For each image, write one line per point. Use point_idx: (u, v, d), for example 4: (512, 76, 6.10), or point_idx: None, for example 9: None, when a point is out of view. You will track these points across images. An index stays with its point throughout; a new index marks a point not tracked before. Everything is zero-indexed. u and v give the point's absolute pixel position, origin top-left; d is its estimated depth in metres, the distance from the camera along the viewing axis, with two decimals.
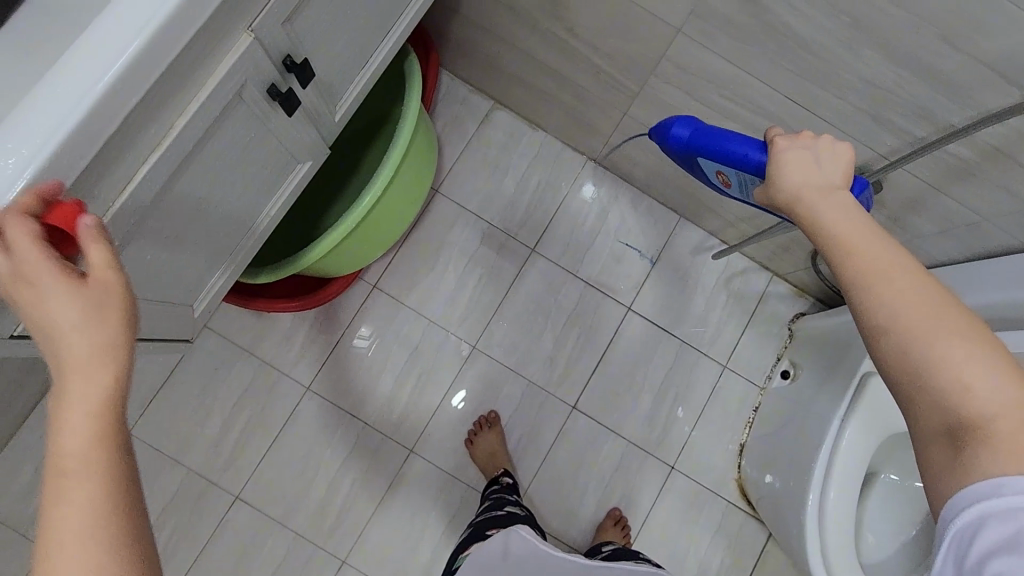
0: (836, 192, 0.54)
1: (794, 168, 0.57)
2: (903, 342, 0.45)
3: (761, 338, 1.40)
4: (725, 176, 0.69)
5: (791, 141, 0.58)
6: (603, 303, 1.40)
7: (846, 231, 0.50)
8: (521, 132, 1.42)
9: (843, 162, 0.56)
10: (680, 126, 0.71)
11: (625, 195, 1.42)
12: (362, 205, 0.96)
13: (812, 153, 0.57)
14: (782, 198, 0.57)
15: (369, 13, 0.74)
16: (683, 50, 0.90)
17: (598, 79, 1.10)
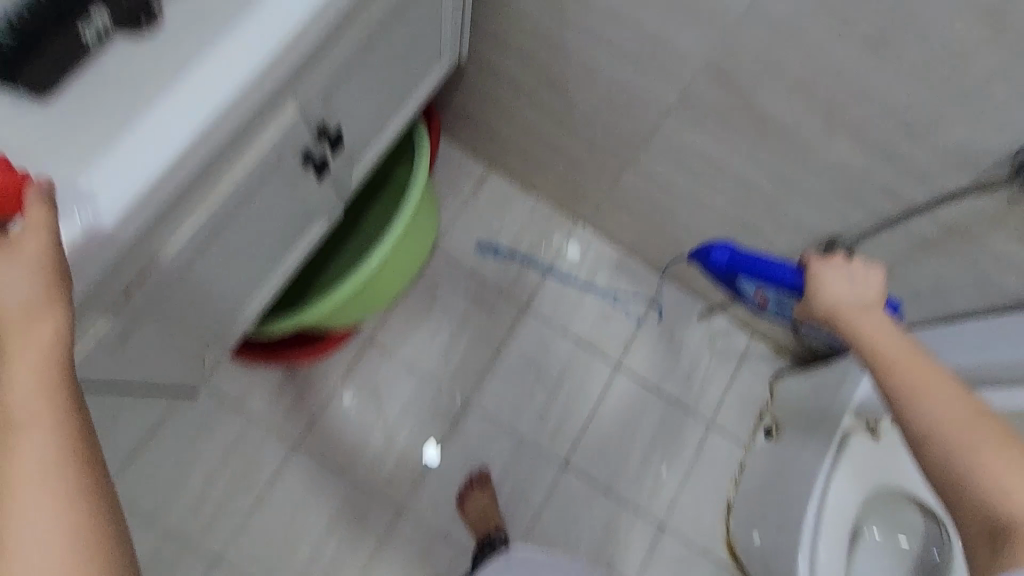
0: (872, 311, 0.65)
1: (832, 286, 0.68)
2: (943, 440, 0.52)
3: (743, 396, 1.45)
4: (766, 292, 0.85)
5: (826, 261, 0.70)
6: (593, 361, 1.43)
7: (884, 342, 0.61)
8: (514, 194, 1.49)
9: (874, 285, 0.69)
10: (719, 251, 0.85)
11: (612, 256, 1.49)
12: (371, 263, 0.99)
13: (846, 275, 0.69)
14: (824, 314, 0.68)
15: (390, 88, 0.80)
16: (673, 129, 0.98)
17: (591, 150, 1.18)
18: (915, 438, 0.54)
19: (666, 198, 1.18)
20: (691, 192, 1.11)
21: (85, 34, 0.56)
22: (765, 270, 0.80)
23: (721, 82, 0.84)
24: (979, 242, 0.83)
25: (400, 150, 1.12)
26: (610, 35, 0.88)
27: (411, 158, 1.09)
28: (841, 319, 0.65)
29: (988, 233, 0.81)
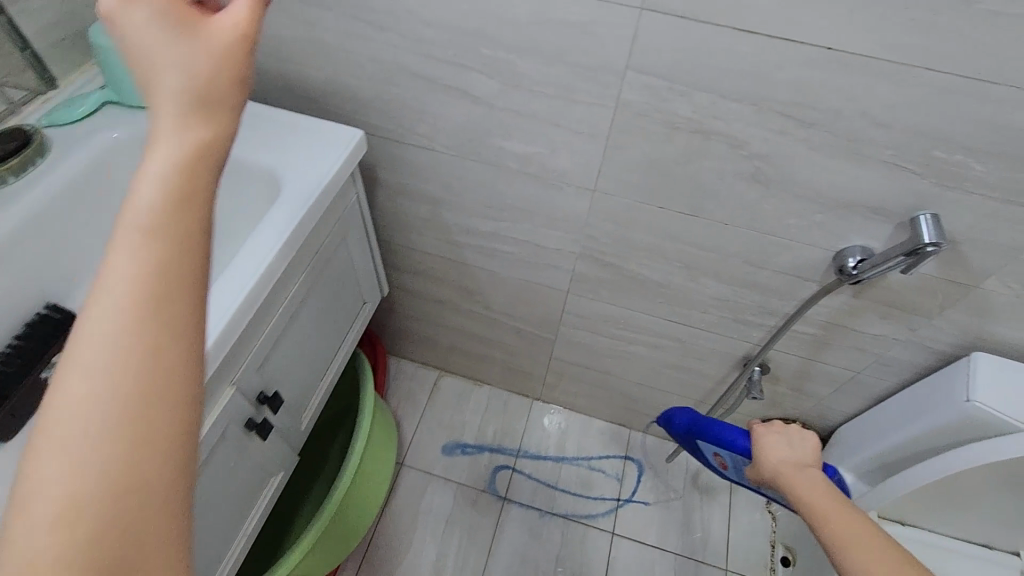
0: (809, 470, 0.71)
1: (772, 447, 0.75)
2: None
3: (748, 529, 1.41)
4: (723, 458, 0.90)
5: (767, 426, 0.77)
6: (589, 536, 1.39)
7: (821, 498, 0.65)
8: (469, 390, 1.58)
9: (810, 452, 0.75)
10: (680, 413, 0.92)
11: (576, 423, 1.55)
12: (335, 498, 1.02)
13: (785, 437, 0.76)
14: (771, 477, 0.73)
15: (322, 339, 0.92)
16: (578, 302, 1.13)
17: (521, 335, 1.32)
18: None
19: (599, 359, 1.29)
20: (618, 348, 1.23)
21: (46, 375, 0.65)
22: (720, 433, 0.84)
23: (597, 262, 1.00)
24: (856, 332, 0.95)
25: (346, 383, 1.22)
26: (499, 247, 1.06)
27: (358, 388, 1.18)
28: (785, 481, 0.70)
29: (858, 323, 0.93)
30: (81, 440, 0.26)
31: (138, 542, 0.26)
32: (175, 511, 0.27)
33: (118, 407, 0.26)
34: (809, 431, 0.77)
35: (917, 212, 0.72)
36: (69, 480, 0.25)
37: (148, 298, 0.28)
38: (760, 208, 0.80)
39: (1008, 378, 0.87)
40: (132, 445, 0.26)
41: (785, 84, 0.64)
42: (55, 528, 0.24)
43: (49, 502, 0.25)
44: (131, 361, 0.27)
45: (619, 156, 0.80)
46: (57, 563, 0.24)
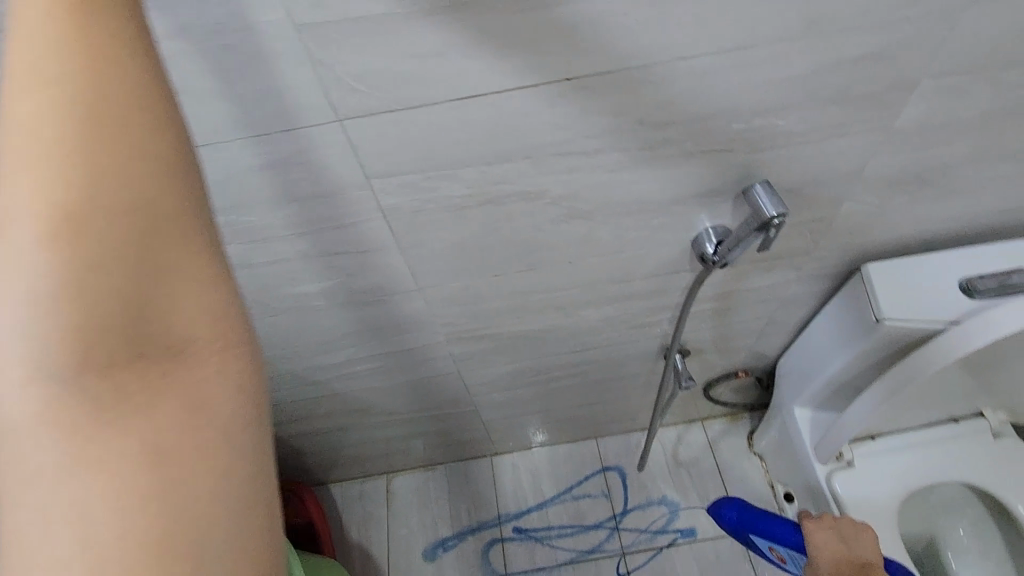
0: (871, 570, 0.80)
1: (829, 546, 0.83)
2: None
3: (743, 480, 1.36)
4: (779, 552, 0.91)
5: (818, 521, 0.85)
6: (603, 568, 1.29)
7: None
8: (424, 479, 1.44)
9: (867, 542, 0.85)
10: (728, 507, 0.87)
11: (542, 458, 1.44)
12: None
13: (837, 532, 0.84)
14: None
15: None
16: (475, 373, 1.01)
17: (442, 417, 1.19)
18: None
19: (529, 403, 1.18)
20: (541, 388, 1.12)
21: None
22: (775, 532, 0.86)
23: (468, 338, 0.88)
24: (752, 287, 0.88)
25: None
26: (363, 367, 0.92)
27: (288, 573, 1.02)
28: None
29: (748, 282, 0.86)
30: (49, 189, 0.24)
31: (155, 283, 0.27)
32: (189, 264, 0.28)
33: (83, 138, 0.24)
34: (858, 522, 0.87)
35: (746, 181, 0.64)
36: (42, 208, 0.24)
37: (85, 48, 0.25)
38: (594, 233, 0.69)
39: (912, 282, 0.80)
40: (111, 170, 0.25)
41: (545, 127, 0.53)
42: (40, 244, 0.23)
43: (30, 235, 0.23)
44: (82, 86, 0.25)
45: (421, 250, 0.67)
46: (61, 276, 0.24)
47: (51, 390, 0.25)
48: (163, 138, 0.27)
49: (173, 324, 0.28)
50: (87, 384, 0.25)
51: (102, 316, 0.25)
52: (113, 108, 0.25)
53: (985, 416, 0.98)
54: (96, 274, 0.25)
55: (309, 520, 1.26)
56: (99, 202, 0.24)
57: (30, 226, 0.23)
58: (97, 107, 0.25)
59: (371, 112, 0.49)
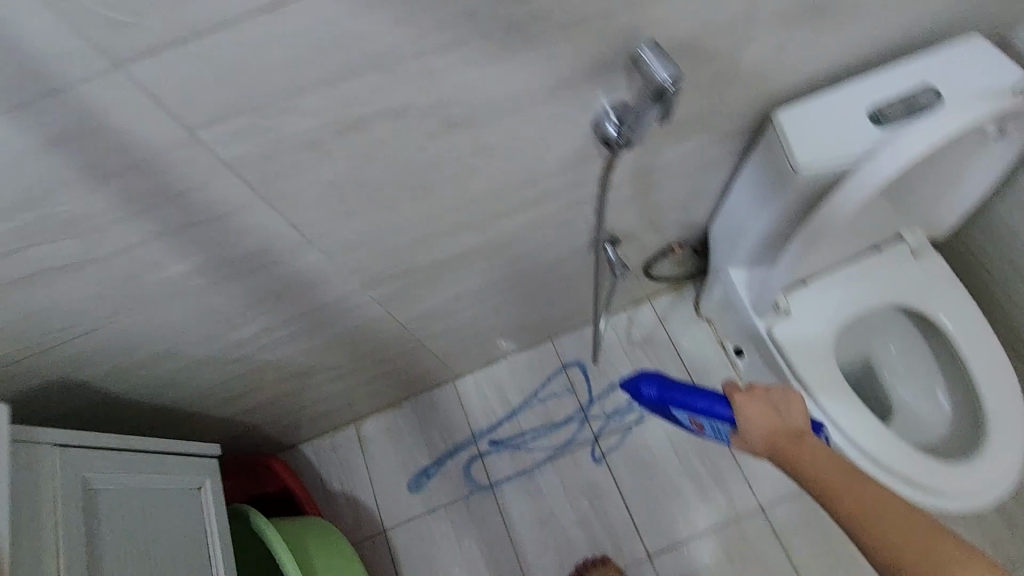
0: (803, 437, 0.77)
1: (759, 416, 0.79)
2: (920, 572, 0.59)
3: (695, 346, 1.40)
4: (700, 422, 0.90)
5: (749, 392, 0.81)
6: (580, 457, 1.34)
7: (827, 474, 0.71)
8: (391, 418, 1.43)
9: (798, 408, 0.81)
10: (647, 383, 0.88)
11: (503, 370, 1.44)
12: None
13: (768, 402, 0.80)
14: (765, 446, 0.79)
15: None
16: (405, 309, 0.95)
17: (388, 358, 1.15)
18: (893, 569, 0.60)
19: (474, 324, 1.15)
20: (480, 308, 1.08)
21: None
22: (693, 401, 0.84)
23: (384, 278, 0.82)
24: (667, 160, 0.84)
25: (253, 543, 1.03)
26: (281, 332, 0.85)
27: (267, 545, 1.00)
28: (784, 452, 0.76)
29: (662, 155, 0.82)
30: None
31: None
32: None
33: None
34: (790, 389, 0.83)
35: (632, 46, 0.57)
36: None
37: None
38: (481, 138, 0.62)
39: (821, 121, 0.77)
40: None
41: (381, 25, 0.45)
42: None
43: None
44: None
45: (290, 198, 0.59)
46: None
47: None
48: None
49: None
50: None
51: None
52: None
53: (904, 239, 1.01)
54: None
55: (285, 484, 1.21)
56: None
57: None
58: None
59: (154, 49, 0.40)
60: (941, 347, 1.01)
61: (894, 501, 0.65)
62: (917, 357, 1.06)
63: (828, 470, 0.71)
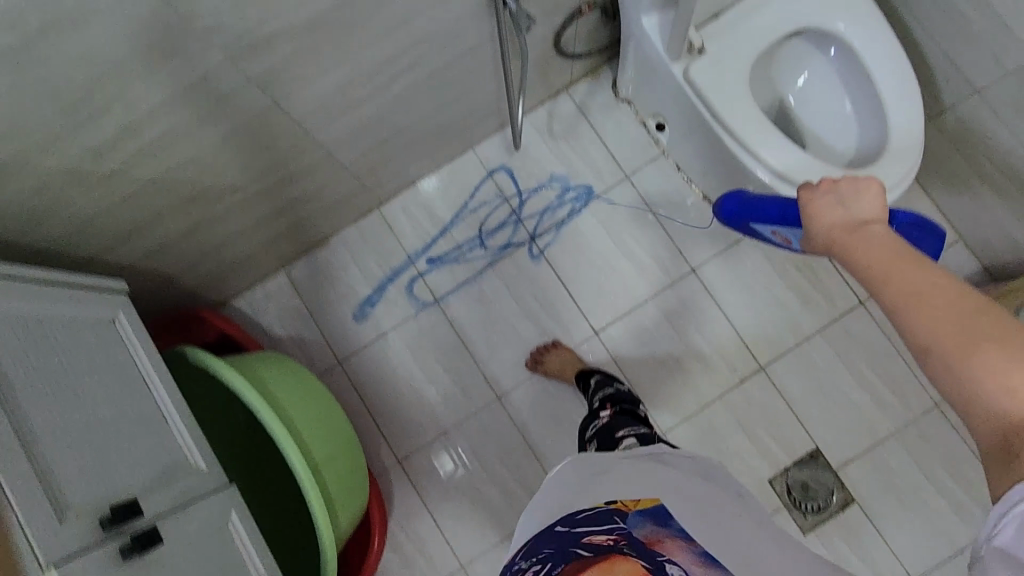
0: (867, 226, 0.66)
1: (823, 212, 0.71)
2: (944, 353, 0.51)
3: (618, 130, 1.37)
4: (782, 235, 0.92)
5: (818, 188, 0.73)
6: (519, 258, 1.34)
7: (877, 257, 0.60)
8: (321, 257, 1.37)
9: (876, 201, 0.69)
10: (723, 204, 0.96)
11: (428, 189, 1.38)
12: (303, 476, 0.89)
13: (838, 195, 0.70)
14: (823, 242, 0.70)
15: (99, 403, 0.70)
16: (294, 100, 0.85)
17: (297, 178, 1.06)
18: (918, 352, 0.53)
19: (382, 128, 1.06)
20: (384, 101, 0.98)
21: None
22: (771, 209, 0.88)
23: (255, 49, 0.71)
24: None
25: (199, 382, 0.99)
26: (151, 132, 0.74)
27: (214, 378, 0.98)
28: (838, 245, 0.67)
29: None
30: None
31: None
32: None
33: None
34: (869, 180, 0.70)
35: None
36: None
37: None
38: None
39: None
40: None
41: None
42: None
43: None
44: None
45: None
46: None
47: None
48: None
49: None
50: None
51: None
52: None
53: None
54: None
55: (222, 330, 1.16)
56: None
57: None
58: None
59: None
60: (848, 65, 1.01)
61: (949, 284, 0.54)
62: (828, 83, 1.06)
63: (877, 253, 0.61)
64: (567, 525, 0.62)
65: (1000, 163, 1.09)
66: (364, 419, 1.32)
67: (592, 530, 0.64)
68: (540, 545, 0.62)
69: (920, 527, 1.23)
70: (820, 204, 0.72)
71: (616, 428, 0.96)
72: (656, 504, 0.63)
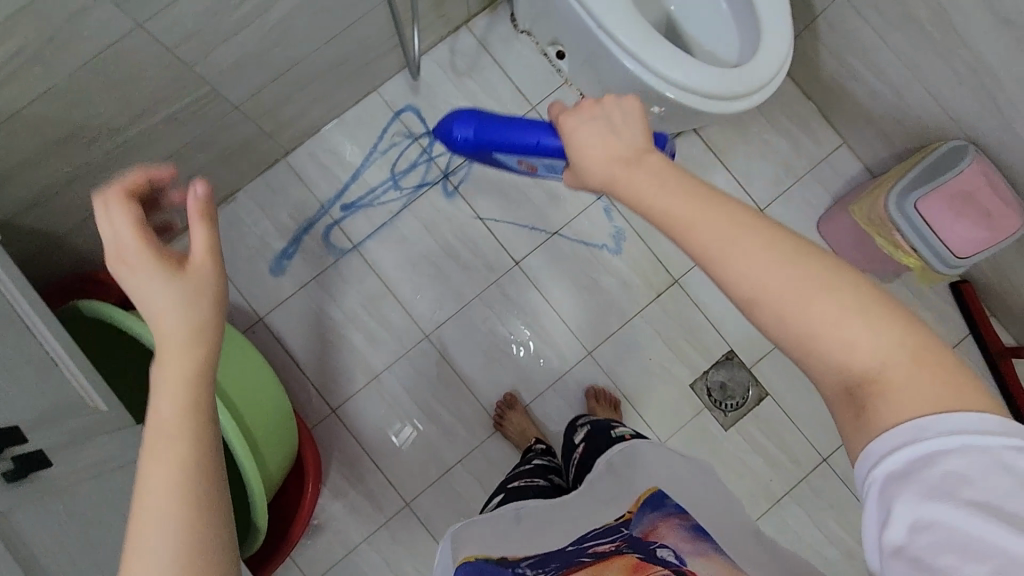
0: (644, 156, 0.61)
1: (594, 143, 0.62)
2: (774, 308, 0.52)
3: (521, 63, 1.38)
4: (529, 162, 0.95)
5: (581, 115, 0.64)
6: (435, 198, 1.34)
7: (671, 205, 0.56)
8: (230, 213, 1.33)
9: (638, 122, 0.63)
10: (462, 128, 0.92)
11: (334, 136, 1.35)
12: None
13: (604, 123, 0.63)
14: (598, 180, 0.62)
15: None
16: (160, 23, 0.81)
17: (184, 120, 1.02)
18: (745, 306, 0.54)
19: (269, 63, 1.03)
20: (264, 29, 0.95)
21: None
22: (522, 138, 0.87)
23: None
24: None
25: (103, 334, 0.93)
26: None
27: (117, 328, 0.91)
28: (623, 183, 0.60)
29: None
30: (169, 459, 0.52)
31: (201, 496, 0.52)
32: (205, 490, 0.52)
33: (190, 445, 0.53)
34: (627, 97, 0.64)
35: None
36: (174, 477, 0.52)
37: (193, 425, 0.54)
38: None
39: None
40: (196, 456, 0.53)
41: None
42: (173, 473, 0.52)
43: (173, 469, 0.52)
44: (183, 422, 0.54)
45: None
46: (180, 498, 0.51)
47: (175, 518, 0.51)
48: (205, 451, 0.54)
49: (202, 510, 0.52)
50: (188, 526, 0.51)
51: (202, 492, 0.52)
52: (195, 435, 0.54)
53: None
54: (192, 495, 0.52)
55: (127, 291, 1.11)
56: (192, 466, 0.53)
57: (167, 469, 0.52)
58: (194, 431, 0.54)
59: None
60: None
61: (762, 231, 0.54)
62: None
63: (675, 197, 0.57)
64: (576, 543, 0.78)
65: (867, 62, 1.17)
66: (293, 372, 1.31)
67: (596, 543, 0.76)
68: (550, 557, 0.75)
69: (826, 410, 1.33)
70: (584, 136, 0.63)
71: (610, 423, 1.05)
72: (651, 492, 0.80)
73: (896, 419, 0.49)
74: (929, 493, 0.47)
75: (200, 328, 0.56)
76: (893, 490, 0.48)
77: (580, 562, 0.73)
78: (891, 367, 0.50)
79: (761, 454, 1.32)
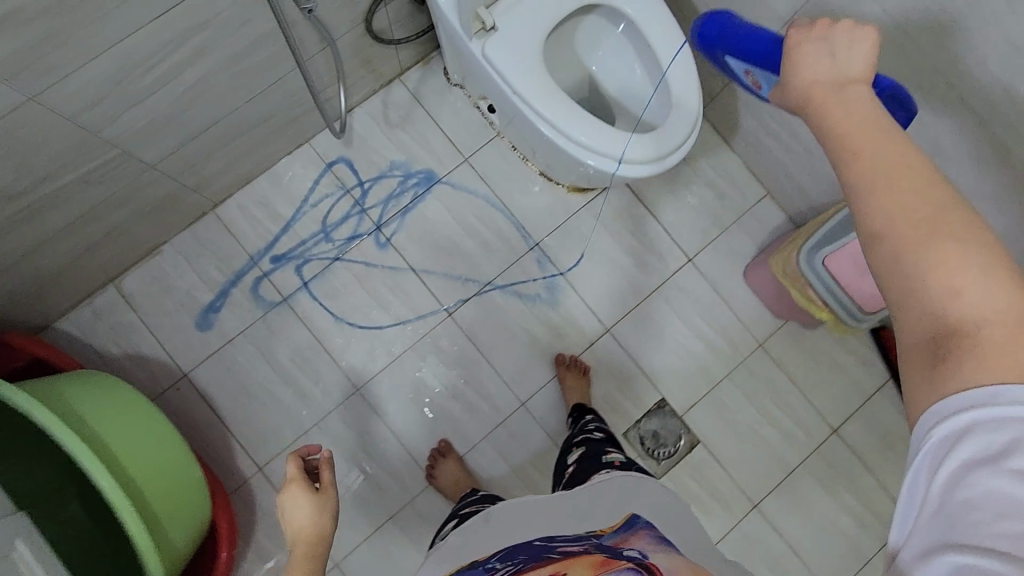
0: (854, 87, 0.54)
1: (808, 62, 0.56)
2: (898, 244, 0.46)
3: (453, 115, 1.39)
4: (755, 77, 0.72)
5: (805, 33, 0.57)
6: (367, 250, 1.34)
7: (861, 129, 0.51)
8: (155, 266, 1.30)
9: (864, 58, 0.55)
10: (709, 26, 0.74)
11: (265, 188, 1.34)
12: (112, 492, 0.81)
13: (828, 45, 0.55)
14: (795, 97, 0.57)
15: None
16: (57, 94, 0.80)
17: (98, 180, 1.00)
18: (869, 238, 0.48)
19: (185, 124, 1.03)
20: (177, 93, 0.95)
21: None
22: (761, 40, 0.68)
23: None
24: None
25: None
26: None
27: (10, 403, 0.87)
28: (817, 105, 0.54)
29: None
30: None
31: None
32: None
33: None
34: (866, 29, 0.55)
35: None
36: None
37: None
38: None
39: None
40: None
41: None
42: None
43: None
44: None
45: None
46: None
47: None
48: None
49: None
50: None
51: None
52: None
53: None
54: None
55: (34, 354, 1.07)
56: None
57: None
58: None
59: None
60: (634, 37, 1.10)
61: (909, 162, 0.48)
62: (623, 56, 1.14)
63: (865, 124, 0.51)
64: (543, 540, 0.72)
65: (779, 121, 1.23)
66: (217, 429, 1.27)
67: (566, 544, 0.70)
68: (517, 551, 0.71)
69: (756, 455, 1.35)
70: (804, 55, 0.57)
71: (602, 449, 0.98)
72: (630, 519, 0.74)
73: (972, 377, 0.41)
74: (984, 456, 0.39)
75: (318, 549, 0.68)
76: (946, 445, 0.41)
77: (548, 557, 0.68)
78: (1001, 326, 0.42)
79: (694, 502, 1.33)
